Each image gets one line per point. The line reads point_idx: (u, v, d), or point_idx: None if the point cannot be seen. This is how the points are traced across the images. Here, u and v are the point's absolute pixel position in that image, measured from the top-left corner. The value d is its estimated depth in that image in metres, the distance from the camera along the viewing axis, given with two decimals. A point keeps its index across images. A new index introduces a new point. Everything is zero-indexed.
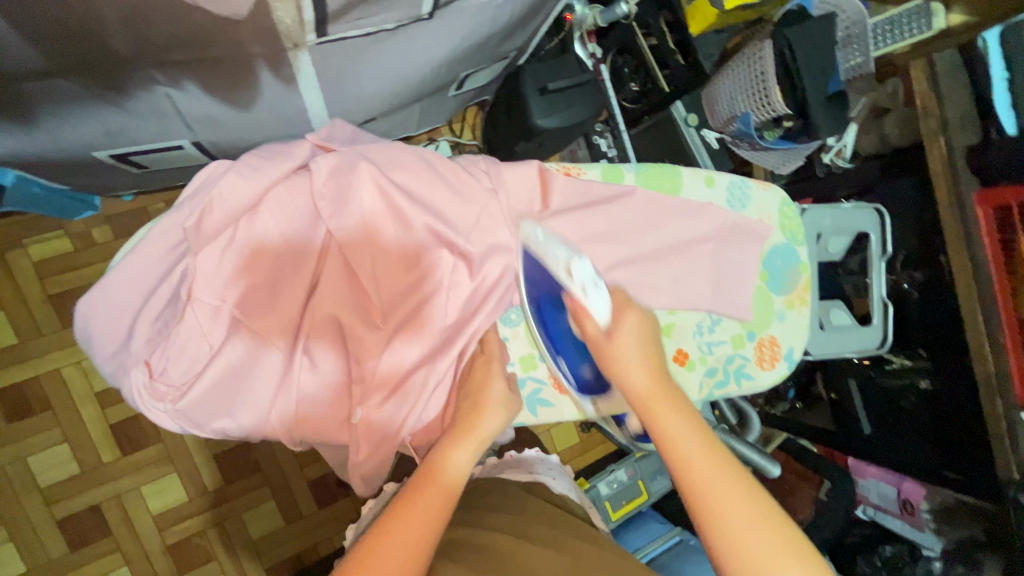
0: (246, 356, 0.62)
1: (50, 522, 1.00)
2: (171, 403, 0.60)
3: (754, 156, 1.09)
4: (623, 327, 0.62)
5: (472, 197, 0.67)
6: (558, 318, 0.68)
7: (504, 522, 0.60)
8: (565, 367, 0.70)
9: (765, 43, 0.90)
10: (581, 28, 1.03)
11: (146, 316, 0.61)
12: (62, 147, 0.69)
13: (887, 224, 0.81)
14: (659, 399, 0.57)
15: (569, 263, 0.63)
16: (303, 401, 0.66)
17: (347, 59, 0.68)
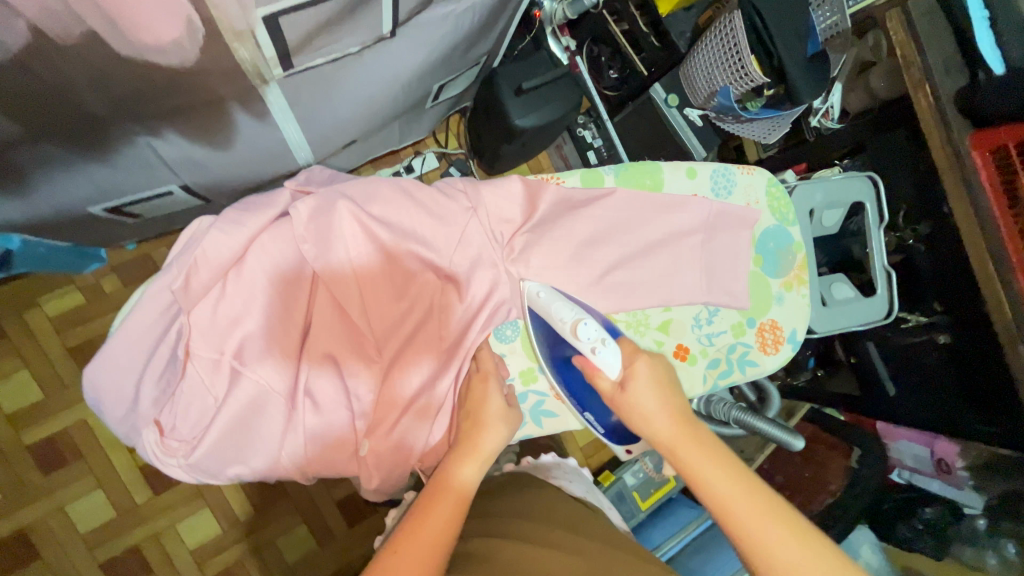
0: (250, 402, 0.62)
1: (95, 567, 1.03)
2: (184, 457, 0.61)
3: (741, 130, 1.06)
4: (639, 382, 0.61)
5: (450, 218, 0.66)
6: (577, 374, 0.69)
7: (514, 522, 0.62)
8: (592, 419, 0.69)
9: (732, 15, 0.88)
10: (552, 23, 0.99)
11: (150, 377, 0.61)
12: (57, 207, 0.72)
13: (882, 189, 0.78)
14: (685, 442, 0.57)
15: (575, 325, 0.64)
16: (311, 440, 0.65)
17: (318, 87, 0.70)
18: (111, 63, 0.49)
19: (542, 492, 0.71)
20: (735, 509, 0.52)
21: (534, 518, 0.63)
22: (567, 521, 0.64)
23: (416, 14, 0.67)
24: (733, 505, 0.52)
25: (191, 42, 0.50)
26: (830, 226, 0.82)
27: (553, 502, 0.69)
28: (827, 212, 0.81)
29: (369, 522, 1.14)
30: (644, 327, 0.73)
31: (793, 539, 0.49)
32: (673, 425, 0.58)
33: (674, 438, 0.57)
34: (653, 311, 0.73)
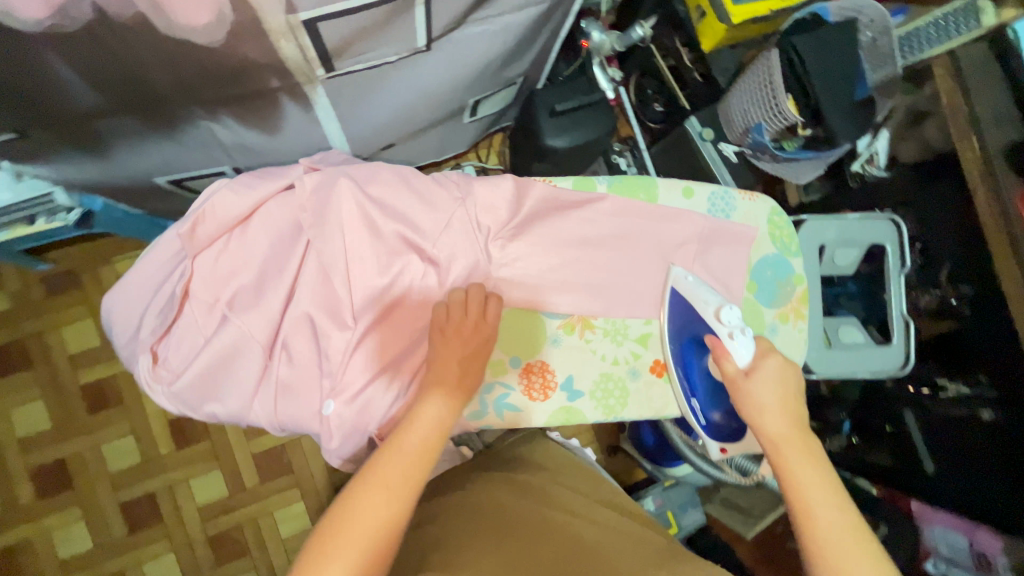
0: (231, 346, 0.62)
1: (115, 506, 1.12)
2: (169, 387, 0.62)
3: (778, 168, 1.03)
4: (768, 378, 0.62)
5: (439, 205, 0.66)
6: (697, 358, 0.69)
7: (498, 491, 0.71)
8: (698, 407, 0.69)
9: (770, 53, 0.89)
10: (598, 54, 1.06)
11: (151, 312, 0.64)
12: (130, 174, 0.83)
13: (905, 236, 0.80)
14: (794, 444, 0.59)
15: (718, 309, 0.66)
16: (282, 396, 0.63)
17: (359, 90, 0.77)
18: (176, 50, 0.58)
19: (529, 466, 0.79)
20: (820, 515, 0.54)
21: (514, 486, 0.72)
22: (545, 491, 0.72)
23: (452, 31, 0.73)
24: (821, 513, 0.55)
25: (218, 26, 0.56)
26: (844, 265, 0.83)
27: (535, 473, 0.77)
28: (840, 251, 0.82)
29: None
30: (621, 336, 0.72)
31: (854, 548, 0.53)
32: (788, 426, 0.60)
33: (784, 437, 0.59)
34: (634, 323, 0.73)
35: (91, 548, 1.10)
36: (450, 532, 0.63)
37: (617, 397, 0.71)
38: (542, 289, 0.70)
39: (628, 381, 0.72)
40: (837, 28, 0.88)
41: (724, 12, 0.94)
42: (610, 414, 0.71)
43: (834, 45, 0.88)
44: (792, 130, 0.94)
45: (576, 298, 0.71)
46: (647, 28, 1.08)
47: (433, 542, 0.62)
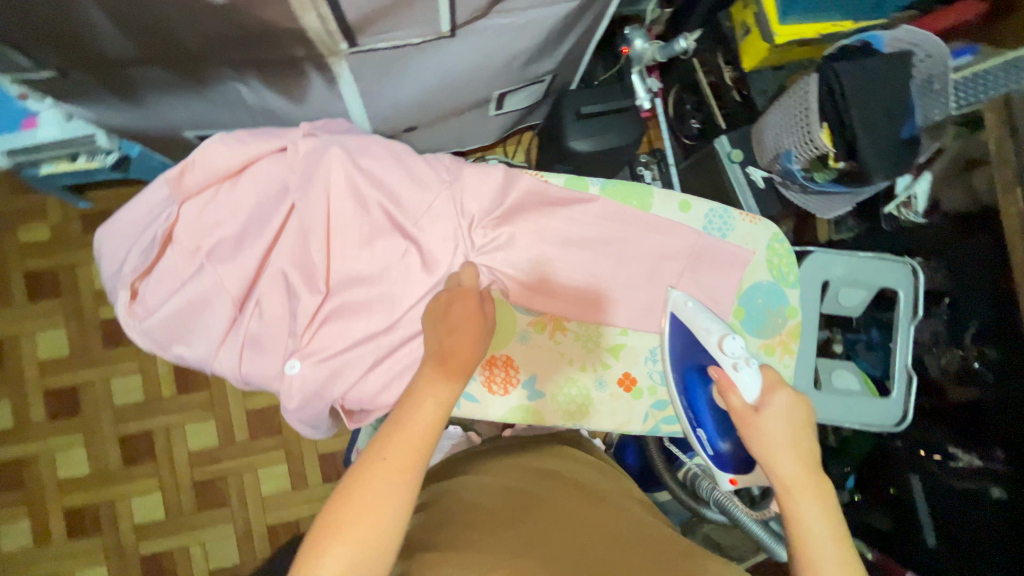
0: (204, 292, 0.64)
1: (114, 438, 1.16)
2: (140, 324, 0.64)
3: (805, 201, 0.99)
4: (778, 418, 0.56)
5: (427, 185, 0.68)
6: (701, 387, 0.66)
7: (510, 474, 0.68)
8: (704, 438, 0.66)
9: (811, 77, 0.86)
10: (639, 62, 1.03)
11: (134, 250, 0.66)
12: (161, 123, 0.86)
13: (919, 284, 0.81)
14: (808, 491, 0.52)
15: (721, 339, 0.64)
16: (248, 349, 0.65)
17: (383, 69, 0.79)
18: (203, 8, 0.61)
19: (546, 453, 0.75)
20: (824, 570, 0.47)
21: (528, 472, 0.69)
22: (559, 480, 0.68)
23: (478, 19, 0.73)
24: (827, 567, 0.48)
25: None
26: (849, 306, 0.85)
27: (552, 460, 0.73)
28: (846, 291, 0.84)
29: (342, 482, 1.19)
30: (593, 342, 0.72)
31: None
32: (801, 468, 0.53)
33: (797, 483, 0.52)
34: (609, 331, 0.72)
35: (87, 474, 1.15)
36: (461, 511, 0.60)
37: (580, 405, 0.71)
38: (526, 284, 0.69)
39: (593, 390, 0.71)
40: (887, 59, 0.82)
41: (767, 27, 0.92)
42: (569, 420, 0.71)
43: (877, 77, 0.82)
44: (823, 161, 0.88)
45: (560, 298, 0.70)
46: (690, 41, 1.04)
47: (440, 522, 0.59)
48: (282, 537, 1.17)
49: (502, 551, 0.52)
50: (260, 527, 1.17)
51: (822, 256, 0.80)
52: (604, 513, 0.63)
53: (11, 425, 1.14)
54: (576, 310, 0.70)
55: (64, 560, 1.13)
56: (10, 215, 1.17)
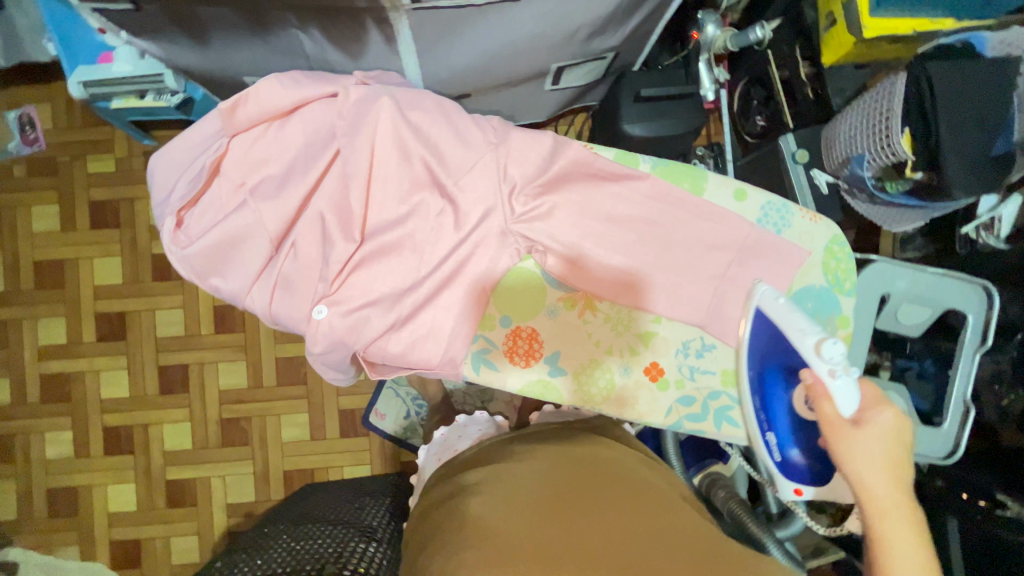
0: (245, 228, 0.65)
1: (154, 366, 1.22)
2: (180, 251, 0.65)
3: (870, 212, 0.93)
4: (873, 432, 0.52)
5: (472, 144, 0.66)
6: (780, 389, 0.63)
7: (539, 465, 0.66)
8: (774, 442, 0.64)
9: (897, 76, 0.78)
10: (709, 50, 0.97)
11: (182, 179, 0.68)
12: (223, 67, 0.88)
13: (995, 310, 0.75)
14: (904, 514, 0.48)
15: (818, 343, 0.59)
16: (279, 288, 0.66)
17: (444, 31, 0.78)
18: None
19: (579, 440, 0.72)
20: None
21: (560, 459, 0.67)
22: (591, 466, 0.66)
23: None
24: None
25: None
26: (910, 325, 0.80)
27: (578, 447, 0.70)
28: (908, 308, 0.79)
29: (358, 438, 1.22)
30: (625, 327, 0.70)
31: None
32: (895, 493, 0.49)
33: (894, 505, 0.48)
34: (641, 317, 0.70)
35: (127, 397, 1.22)
36: (496, 506, 0.58)
37: (602, 388, 0.69)
38: (562, 260, 0.68)
39: (617, 374, 0.69)
40: (987, 64, 0.75)
41: (855, 19, 0.85)
42: (588, 402, 0.69)
43: (975, 85, 0.74)
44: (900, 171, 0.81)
45: (595, 278, 0.68)
46: (768, 31, 0.98)
47: (470, 527, 0.56)
48: (297, 482, 1.21)
49: (540, 553, 0.51)
50: (277, 470, 1.22)
51: (886, 267, 0.76)
52: (638, 502, 0.60)
53: (64, 340, 1.22)
54: (609, 292, 0.68)
55: (98, 473, 1.21)
56: (81, 144, 1.23)
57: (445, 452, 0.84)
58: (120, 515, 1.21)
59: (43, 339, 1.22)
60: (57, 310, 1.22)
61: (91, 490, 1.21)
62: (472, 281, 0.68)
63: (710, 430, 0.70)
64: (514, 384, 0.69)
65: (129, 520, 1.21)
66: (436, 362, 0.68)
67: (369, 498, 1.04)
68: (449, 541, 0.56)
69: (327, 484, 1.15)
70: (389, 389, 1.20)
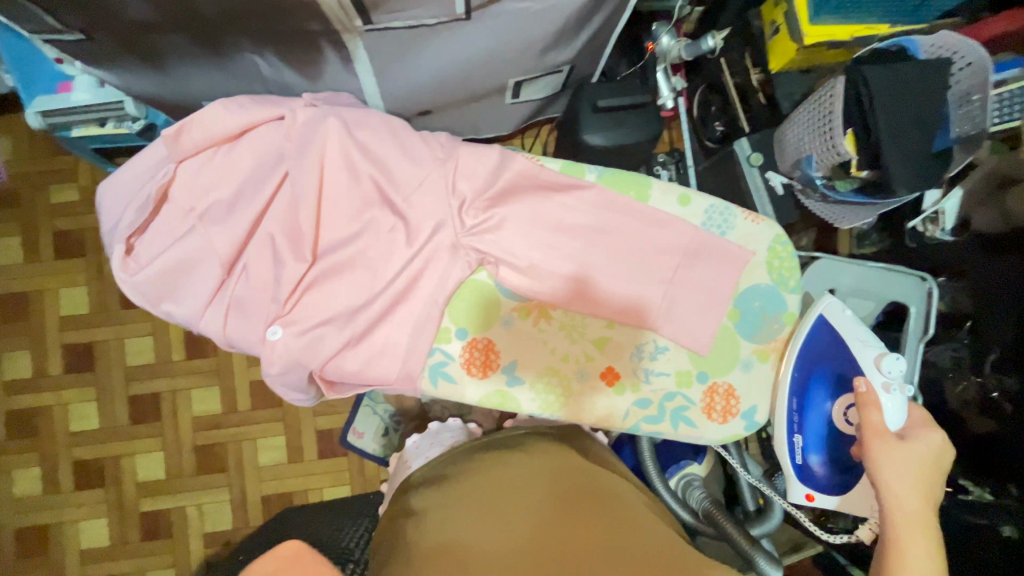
0: (196, 252, 0.66)
1: (124, 395, 1.20)
2: (129, 277, 0.65)
3: (823, 210, 0.95)
4: (907, 450, 0.63)
5: (421, 161, 0.67)
6: (820, 397, 0.72)
7: (517, 474, 0.66)
8: (800, 444, 0.72)
9: (836, 80, 0.81)
10: (664, 60, 1.02)
11: (131, 205, 0.67)
12: (181, 92, 0.88)
13: (933, 302, 0.83)
14: (925, 519, 0.60)
15: (879, 356, 0.68)
16: (232, 312, 0.66)
17: (399, 51, 0.79)
18: None
19: (549, 450, 0.71)
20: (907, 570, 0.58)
21: (532, 472, 0.66)
22: (571, 476, 0.66)
23: (492, 2, 0.72)
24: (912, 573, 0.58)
25: None
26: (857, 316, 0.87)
27: (557, 455, 0.70)
28: (855, 300, 0.87)
29: (337, 459, 1.20)
30: (579, 333, 0.71)
31: None
32: (920, 500, 0.61)
33: (917, 510, 0.61)
34: (594, 324, 0.71)
35: (97, 429, 1.19)
36: (467, 523, 0.58)
37: (560, 395, 0.69)
38: (517, 270, 0.69)
39: (574, 381, 0.70)
40: (919, 66, 0.78)
41: (796, 27, 0.89)
42: (547, 409, 0.69)
43: (909, 85, 0.77)
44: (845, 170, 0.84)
45: (548, 285, 0.69)
46: (717, 40, 1.01)
47: (446, 542, 0.55)
48: (275, 507, 1.19)
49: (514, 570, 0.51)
50: (255, 496, 1.20)
51: (833, 265, 0.86)
52: (615, 520, 0.59)
53: (30, 373, 1.19)
54: (562, 300, 0.69)
55: (67, 509, 1.18)
56: (44, 174, 1.22)
57: (417, 458, 0.83)
58: (93, 552, 1.18)
59: (8, 375, 1.19)
60: (22, 344, 1.20)
61: (61, 527, 1.18)
62: (427, 296, 0.69)
63: (668, 432, 0.71)
64: (474, 395, 0.69)
65: (102, 557, 1.18)
66: (394, 377, 0.68)
67: (348, 519, 1.02)
68: (425, 554, 0.55)
69: (305, 508, 1.13)
70: (366, 407, 1.20)
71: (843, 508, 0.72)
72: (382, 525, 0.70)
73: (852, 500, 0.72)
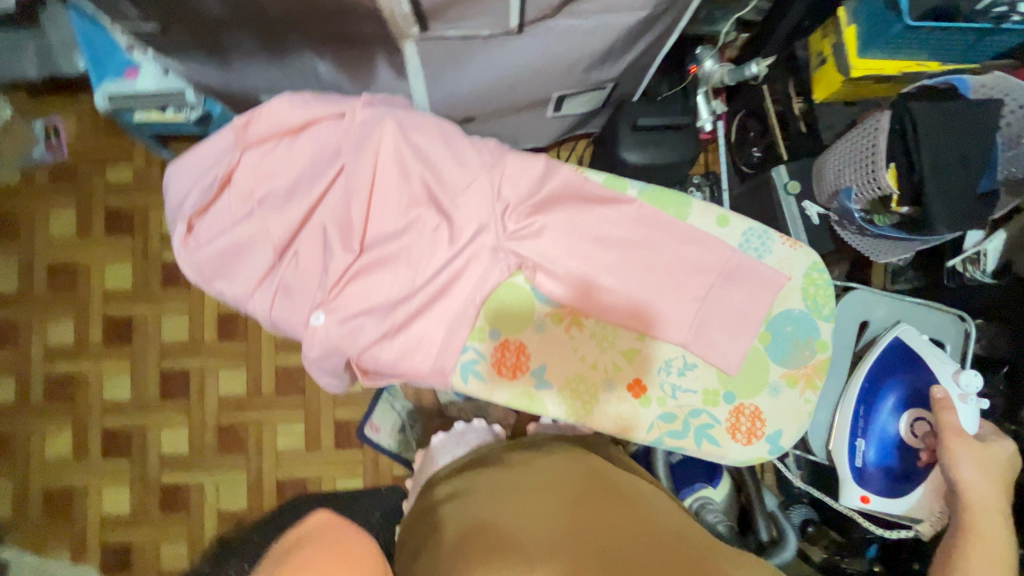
0: (251, 236, 0.69)
1: (156, 370, 1.25)
2: (188, 254, 0.68)
3: (860, 243, 0.94)
4: (982, 447, 0.70)
5: (470, 164, 0.70)
6: (887, 404, 0.79)
7: (548, 470, 0.67)
8: (863, 448, 0.78)
9: (882, 114, 0.81)
10: (706, 83, 1.03)
11: (194, 186, 0.71)
12: (238, 86, 0.93)
13: (971, 338, 0.84)
14: (998, 508, 0.67)
15: (957, 372, 0.75)
16: (280, 294, 0.69)
17: (450, 60, 0.82)
18: None
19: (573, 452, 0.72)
20: (980, 547, 0.64)
21: (557, 470, 0.67)
22: (602, 478, 0.66)
23: (546, 18, 0.75)
24: (984, 550, 0.64)
25: None
26: None
27: (581, 456, 0.71)
28: None
29: (351, 451, 1.22)
30: (609, 344, 0.72)
31: None
32: (993, 493, 0.68)
33: (992, 500, 0.67)
34: (625, 335, 0.72)
35: (128, 399, 1.24)
36: (495, 514, 0.60)
37: (585, 403, 0.70)
38: (552, 277, 0.71)
39: (601, 391, 0.71)
40: (968, 105, 0.77)
41: (845, 59, 0.91)
42: (572, 415, 0.70)
43: (957, 124, 0.77)
44: (885, 204, 0.84)
45: (582, 293, 0.71)
46: (763, 67, 1.01)
47: (477, 530, 0.58)
48: (288, 492, 1.22)
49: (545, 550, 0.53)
50: (270, 479, 1.22)
51: (865, 296, 0.86)
52: (639, 513, 0.61)
53: (72, 341, 1.25)
54: (595, 309, 0.71)
55: (94, 474, 1.23)
56: (103, 153, 1.29)
57: (441, 456, 0.84)
58: (113, 518, 1.22)
59: (52, 340, 1.25)
60: (67, 312, 1.26)
61: (86, 491, 1.22)
62: (464, 295, 0.71)
63: (691, 449, 0.71)
64: (502, 396, 0.70)
65: (121, 524, 1.22)
66: (426, 370, 0.70)
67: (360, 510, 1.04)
68: (457, 541, 0.58)
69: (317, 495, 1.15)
70: (384, 401, 1.22)
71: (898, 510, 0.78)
72: (412, 513, 0.73)
73: (908, 506, 0.77)
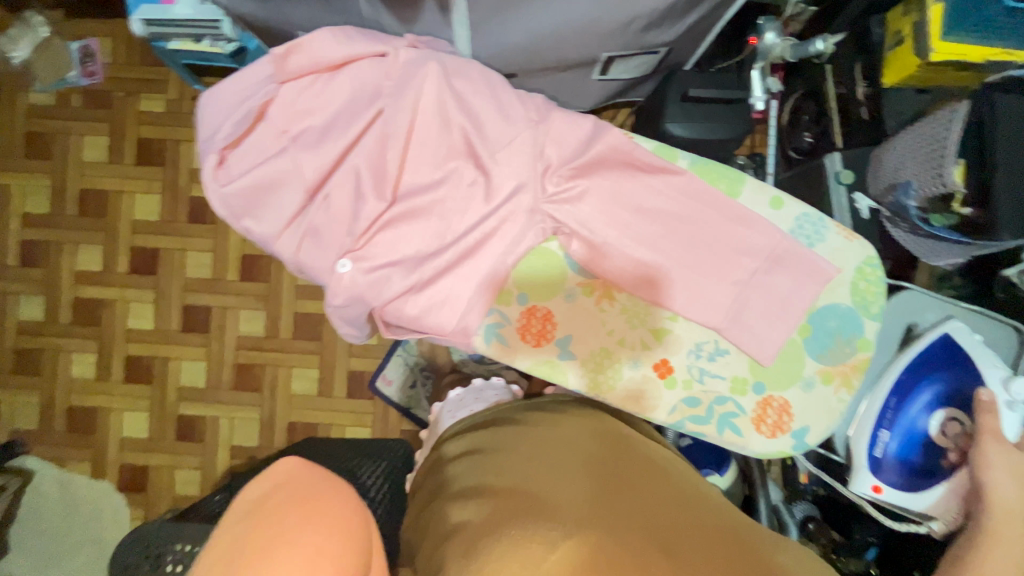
0: (282, 173, 0.67)
1: (179, 303, 1.27)
2: (218, 188, 0.67)
3: (910, 243, 0.89)
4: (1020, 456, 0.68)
5: (514, 120, 0.67)
6: (919, 398, 0.76)
7: (570, 433, 0.67)
8: (886, 437, 0.76)
9: (959, 104, 0.75)
10: (766, 58, 0.93)
11: (227, 119, 0.69)
12: (273, 21, 0.88)
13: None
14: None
15: (1008, 378, 0.72)
16: (309, 237, 0.68)
17: (499, 8, 0.78)
18: None
19: (594, 413, 0.71)
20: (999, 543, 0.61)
21: (581, 433, 0.67)
22: (621, 444, 0.66)
23: None
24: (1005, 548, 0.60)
25: None
26: None
27: (600, 420, 0.70)
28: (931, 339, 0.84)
29: (362, 401, 1.24)
30: (639, 321, 0.70)
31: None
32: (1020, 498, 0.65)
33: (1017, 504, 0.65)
34: (657, 313, 0.70)
35: (151, 329, 1.27)
36: (524, 480, 0.59)
37: (608, 379, 0.69)
38: (589, 246, 0.68)
39: (625, 366, 0.69)
40: None
41: (924, 41, 0.83)
42: (594, 390, 0.69)
43: None
44: (947, 204, 0.78)
45: (620, 266, 0.68)
46: (830, 44, 0.92)
47: (512, 495, 0.57)
48: (299, 434, 1.25)
49: (582, 522, 0.52)
50: (282, 419, 1.25)
51: (915, 297, 0.84)
52: (667, 485, 0.61)
53: (99, 266, 1.27)
54: (630, 284, 0.69)
55: (115, 397, 1.27)
56: (136, 82, 1.27)
57: (459, 410, 0.85)
58: (132, 440, 1.27)
59: (80, 265, 1.27)
60: (96, 238, 1.27)
61: (107, 413, 1.27)
62: (495, 256, 0.69)
63: (711, 436, 0.70)
64: (524, 363, 0.69)
65: (139, 447, 1.27)
66: (449, 329, 0.69)
67: (367, 458, 1.06)
68: (488, 505, 0.57)
69: (327, 440, 1.18)
70: (398, 356, 1.22)
71: (906, 503, 0.76)
72: (427, 465, 0.73)
73: (922, 501, 0.75)
